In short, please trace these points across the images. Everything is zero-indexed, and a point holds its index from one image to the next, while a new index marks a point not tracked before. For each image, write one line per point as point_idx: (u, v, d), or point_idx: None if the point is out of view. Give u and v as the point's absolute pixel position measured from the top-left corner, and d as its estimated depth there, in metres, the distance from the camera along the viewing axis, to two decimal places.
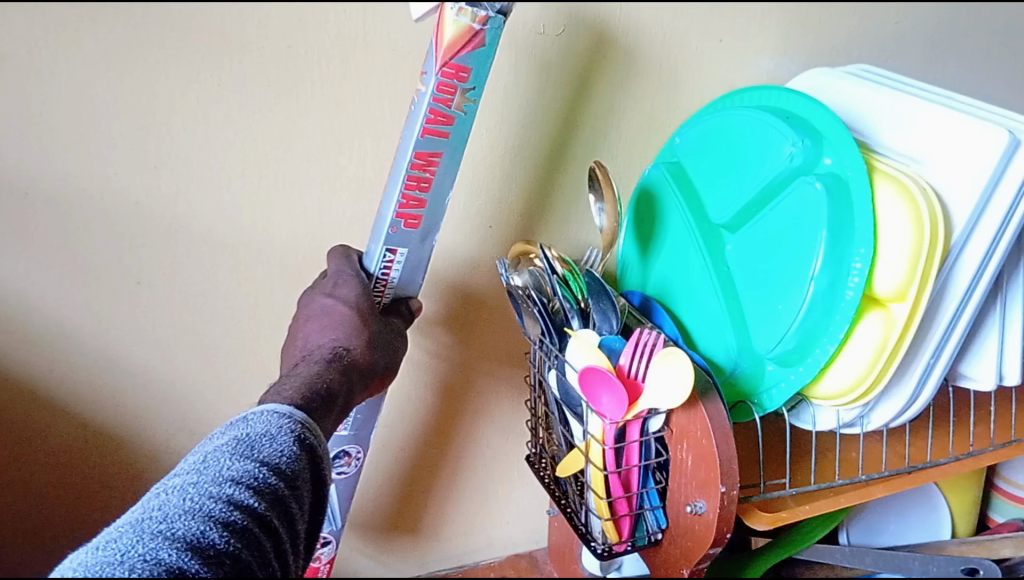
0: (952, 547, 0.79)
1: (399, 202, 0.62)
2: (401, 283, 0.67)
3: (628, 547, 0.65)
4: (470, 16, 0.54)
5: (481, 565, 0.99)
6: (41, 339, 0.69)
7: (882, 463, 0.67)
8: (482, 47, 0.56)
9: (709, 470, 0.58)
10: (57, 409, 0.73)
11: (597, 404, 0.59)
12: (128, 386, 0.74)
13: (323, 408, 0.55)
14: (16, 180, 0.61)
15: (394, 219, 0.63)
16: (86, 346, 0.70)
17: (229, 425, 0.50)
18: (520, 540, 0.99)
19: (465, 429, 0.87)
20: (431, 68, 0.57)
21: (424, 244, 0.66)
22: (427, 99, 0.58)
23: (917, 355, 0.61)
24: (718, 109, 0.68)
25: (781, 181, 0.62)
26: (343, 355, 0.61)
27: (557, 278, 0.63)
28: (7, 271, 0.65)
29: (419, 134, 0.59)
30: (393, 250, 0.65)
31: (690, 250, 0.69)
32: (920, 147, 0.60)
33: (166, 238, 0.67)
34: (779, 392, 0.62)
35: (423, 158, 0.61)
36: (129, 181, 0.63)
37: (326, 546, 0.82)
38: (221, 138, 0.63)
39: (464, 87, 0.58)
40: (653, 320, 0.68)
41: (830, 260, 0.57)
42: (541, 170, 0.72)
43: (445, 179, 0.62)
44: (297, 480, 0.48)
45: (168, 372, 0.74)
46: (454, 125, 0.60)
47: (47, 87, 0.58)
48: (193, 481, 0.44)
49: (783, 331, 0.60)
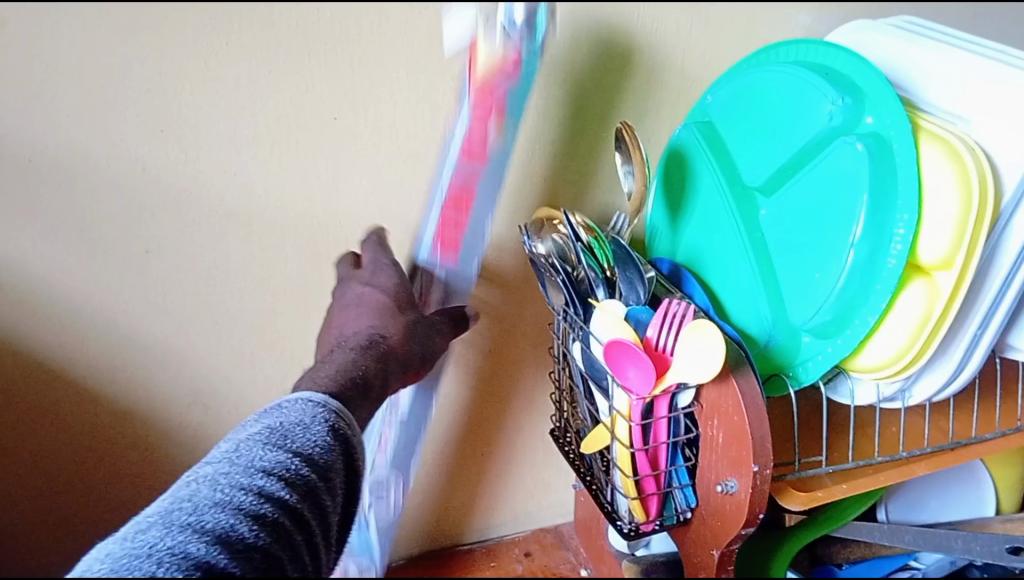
0: (996, 525, 0.72)
1: (443, 209, 0.64)
2: (450, 264, 0.65)
3: (656, 527, 0.62)
4: (500, 46, 0.57)
5: (504, 539, 0.90)
6: (51, 311, 0.66)
7: (924, 438, 0.63)
8: (515, 76, 0.58)
9: (741, 448, 0.56)
10: (70, 386, 0.71)
11: (624, 378, 0.57)
12: (141, 362, 0.71)
13: (359, 396, 0.53)
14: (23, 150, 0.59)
15: (438, 223, 0.65)
16: (100, 320, 0.68)
17: (262, 415, 0.47)
18: (546, 516, 0.91)
19: (494, 414, 0.81)
20: (467, 96, 0.60)
21: (485, 213, 0.64)
22: (464, 125, 0.61)
23: (963, 325, 0.58)
24: (747, 68, 0.65)
25: (816, 142, 0.59)
26: (380, 342, 0.58)
27: (581, 245, 0.60)
28: (14, 242, 0.62)
29: (458, 156, 0.62)
30: (444, 200, 0.64)
31: (717, 213, 0.65)
32: (969, 106, 0.57)
33: (177, 205, 0.64)
34: (816, 366, 0.58)
35: (462, 174, 0.63)
36: (139, 148, 0.61)
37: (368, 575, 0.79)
38: (234, 101, 0.60)
39: (498, 111, 0.60)
40: (682, 289, 0.64)
41: (871, 226, 0.55)
42: (573, 145, 0.69)
43: (485, 193, 0.63)
44: (331, 471, 0.45)
45: (179, 348, 0.71)
46: (489, 146, 0.61)
47: (52, 45, 0.56)
48: (225, 472, 0.42)
49: (820, 301, 0.57)
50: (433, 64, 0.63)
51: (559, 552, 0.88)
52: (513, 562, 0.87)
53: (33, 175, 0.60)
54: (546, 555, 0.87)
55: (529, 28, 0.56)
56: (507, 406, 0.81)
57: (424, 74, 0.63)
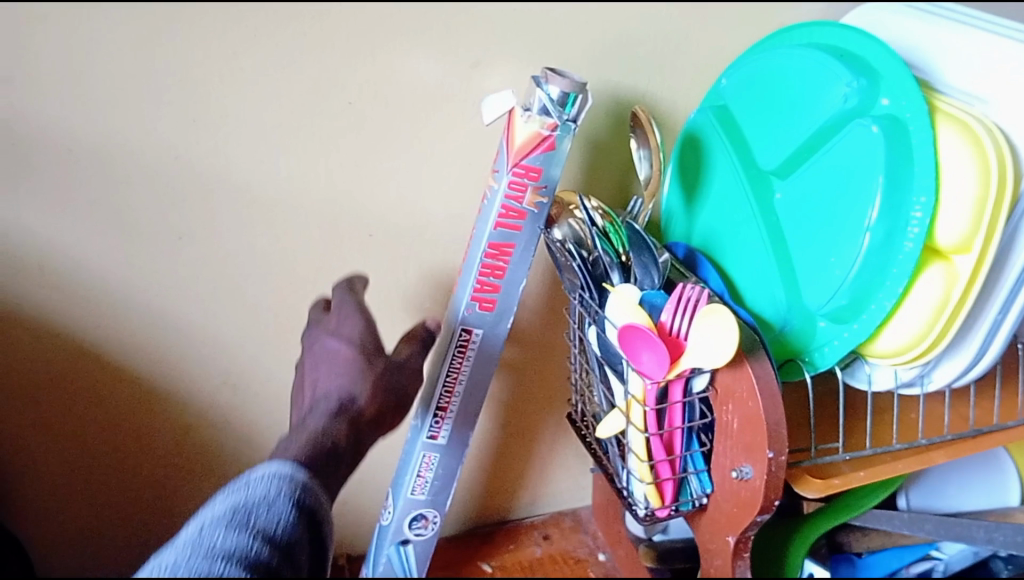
0: (1019, 515, 0.71)
1: (475, 285, 0.61)
2: (486, 326, 0.63)
3: (671, 513, 0.61)
4: (539, 123, 0.56)
5: (523, 523, 0.84)
6: (77, 310, 0.64)
7: (945, 425, 0.62)
8: (553, 151, 0.58)
9: (755, 434, 0.55)
10: (95, 394, 0.68)
11: (637, 363, 0.56)
12: (166, 365, 0.69)
13: (331, 468, 0.50)
14: (45, 136, 0.57)
15: (469, 302, 0.62)
16: (125, 320, 0.65)
17: (223, 492, 0.44)
18: (564, 499, 0.84)
19: (518, 411, 0.77)
20: (502, 168, 0.59)
21: (524, 256, 0.61)
22: (499, 197, 0.59)
23: (984, 312, 0.57)
24: (764, 50, 0.64)
25: (833, 124, 0.58)
26: (352, 404, 0.55)
27: (597, 231, 0.60)
28: (34, 234, 0.60)
29: (492, 227, 0.60)
30: (469, 330, 0.62)
31: (732, 197, 0.64)
32: (986, 85, 0.57)
33: (203, 197, 0.62)
34: (832, 352, 0.58)
35: (496, 249, 0.61)
36: (167, 137, 0.59)
37: None
38: (264, 89, 0.59)
39: (536, 186, 0.59)
40: (698, 274, 0.63)
41: (887, 208, 0.54)
42: (598, 141, 0.68)
43: (519, 270, 0.62)
44: (296, 551, 0.42)
45: (204, 348, 0.69)
46: (526, 220, 0.60)
47: (86, 28, 0.55)
48: (183, 558, 0.38)
49: (835, 285, 0.57)
50: (458, 51, 0.61)
51: (577, 535, 0.82)
52: (532, 544, 0.81)
53: (56, 171, 0.58)
54: (564, 539, 0.82)
55: (565, 111, 0.56)
56: (532, 403, 0.77)
57: (450, 62, 0.61)
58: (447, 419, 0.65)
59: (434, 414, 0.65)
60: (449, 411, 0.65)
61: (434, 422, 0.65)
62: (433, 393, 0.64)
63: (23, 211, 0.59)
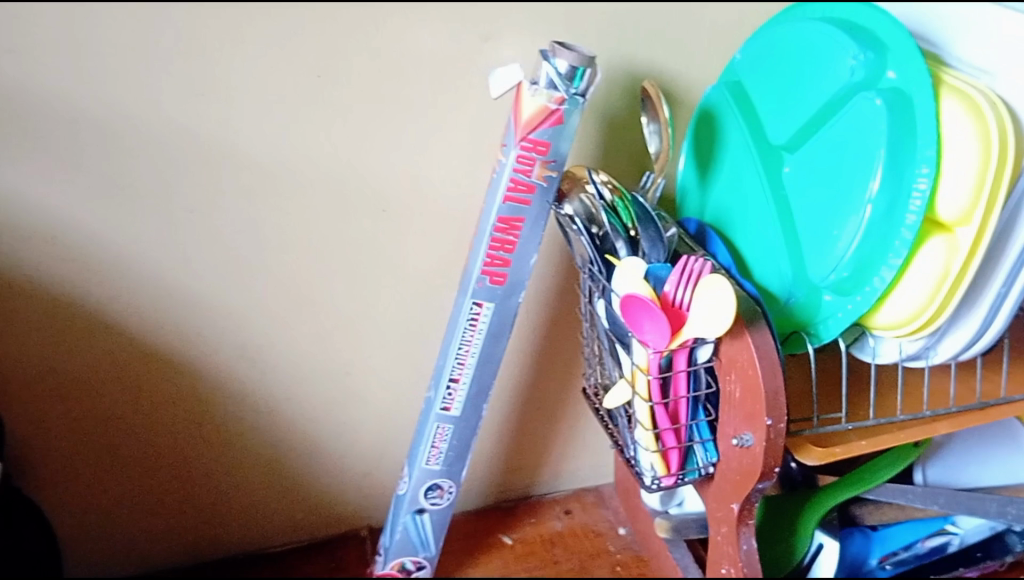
0: None
1: (485, 259, 0.63)
2: (497, 299, 0.65)
3: (678, 482, 0.62)
4: (546, 97, 0.58)
5: (546, 498, 0.85)
6: (104, 284, 0.66)
7: (950, 397, 0.62)
8: (561, 125, 0.59)
9: (755, 402, 0.56)
10: (117, 366, 0.70)
11: (640, 333, 0.57)
12: (182, 336, 0.70)
13: None
14: (53, 108, 0.58)
15: (479, 276, 0.64)
16: (141, 289, 0.67)
17: None
18: (585, 476, 0.85)
19: (539, 391, 0.78)
20: (510, 142, 0.60)
21: (533, 229, 0.63)
22: (508, 171, 0.60)
23: (987, 283, 0.58)
24: (776, 25, 0.65)
25: (839, 97, 0.59)
26: None
27: (605, 205, 0.62)
28: (48, 205, 0.61)
29: (501, 201, 0.61)
30: (480, 303, 0.65)
31: (746, 171, 0.66)
32: (991, 60, 0.58)
33: (214, 170, 0.63)
34: (835, 323, 0.58)
35: (505, 223, 0.62)
36: (177, 110, 0.60)
37: (421, 570, 0.74)
38: (273, 63, 0.60)
39: (544, 160, 0.60)
40: (708, 247, 0.64)
41: (888, 180, 0.55)
42: (608, 110, 0.70)
43: (528, 245, 0.64)
44: None
45: (231, 326, 0.70)
46: (535, 194, 0.62)
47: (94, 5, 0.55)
48: None
49: (838, 257, 0.57)
50: (471, 27, 0.63)
51: (600, 510, 0.83)
52: (554, 518, 0.82)
53: (67, 142, 0.59)
54: (585, 513, 0.82)
55: (574, 85, 0.58)
56: (553, 380, 0.78)
57: (463, 37, 0.63)
58: (460, 391, 0.67)
59: (447, 384, 0.67)
60: (462, 380, 0.67)
61: (448, 393, 0.67)
62: (447, 363, 0.66)
63: (36, 182, 0.60)
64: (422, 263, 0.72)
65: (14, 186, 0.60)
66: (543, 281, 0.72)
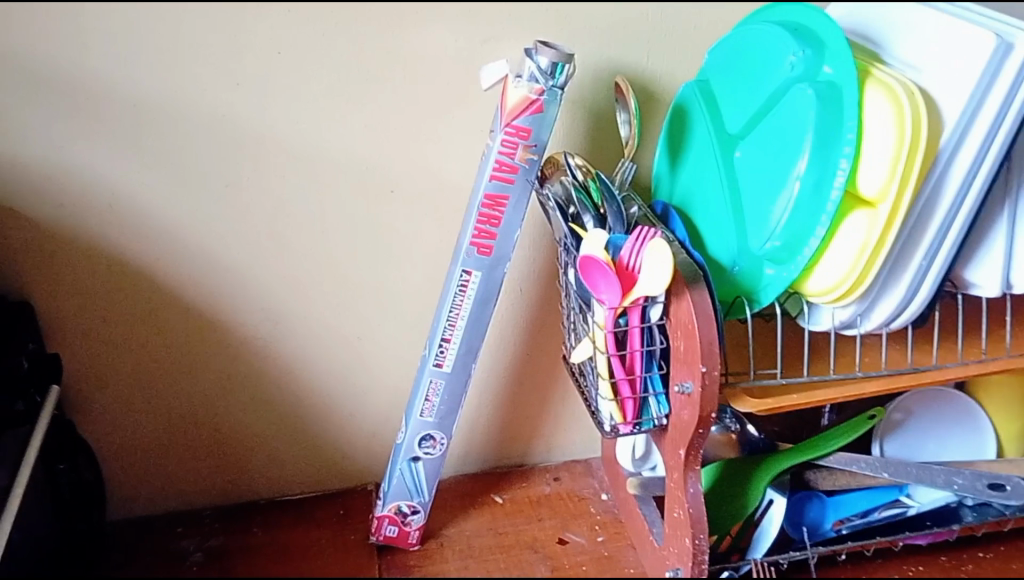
0: (980, 464, 0.77)
1: (473, 231, 0.71)
2: (484, 268, 0.73)
3: (633, 430, 0.70)
4: (527, 88, 0.66)
5: (539, 466, 0.93)
6: (148, 245, 0.76)
7: (882, 363, 0.69)
8: (542, 113, 0.67)
9: (693, 349, 0.63)
10: (158, 318, 0.80)
11: (597, 293, 0.65)
12: (215, 297, 0.80)
13: None
14: (108, 86, 0.68)
15: (468, 246, 0.72)
16: (180, 252, 0.77)
17: None
18: (576, 449, 0.93)
19: (533, 365, 0.86)
20: (497, 127, 0.68)
21: (518, 206, 0.71)
22: (494, 152, 0.68)
23: (910, 256, 0.64)
24: (742, 29, 0.72)
25: (784, 89, 0.66)
26: None
27: (578, 184, 0.70)
28: (101, 170, 0.72)
29: (488, 179, 0.69)
30: (469, 271, 0.73)
31: (710, 159, 0.73)
32: (920, 57, 0.65)
33: (245, 149, 0.73)
34: (772, 288, 0.65)
35: (492, 199, 0.70)
36: (215, 95, 0.70)
37: (417, 514, 0.81)
38: (298, 59, 0.70)
39: (526, 144, 0.68)
40: (670, 225, 0.72)
41: (816, 160, 0.61)
42: (591, 105, 0.78)
43: (513, 221, 0.72)
44: None
45: (258, 291, 0.80)
46: (518, 174, 0.70)
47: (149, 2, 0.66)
48: None
49: (774, 228, 0.64)
50: (470, 30, 0.72)
51: (587, 479, 0.91)
52: (543, 483, 0.90)
53: (119, 117, 0.70)
54: (573, 481, 0.91)
55: (553, 79, 0.66)
56: (547, 355, 0.86)
57: (462, 38, 0.72)
58: (452, 350, 0.75)
59: (439, 343, 0.75)
60: (453, 341, 0.75)
61: (440, 351, 0.75)
62: (439, 323, 0.74)
63: (91, 149, 0.71)
64: (427, 241, 0.81)
65: (73, 153, 0.70)
66: (531, 259, 0.81)
